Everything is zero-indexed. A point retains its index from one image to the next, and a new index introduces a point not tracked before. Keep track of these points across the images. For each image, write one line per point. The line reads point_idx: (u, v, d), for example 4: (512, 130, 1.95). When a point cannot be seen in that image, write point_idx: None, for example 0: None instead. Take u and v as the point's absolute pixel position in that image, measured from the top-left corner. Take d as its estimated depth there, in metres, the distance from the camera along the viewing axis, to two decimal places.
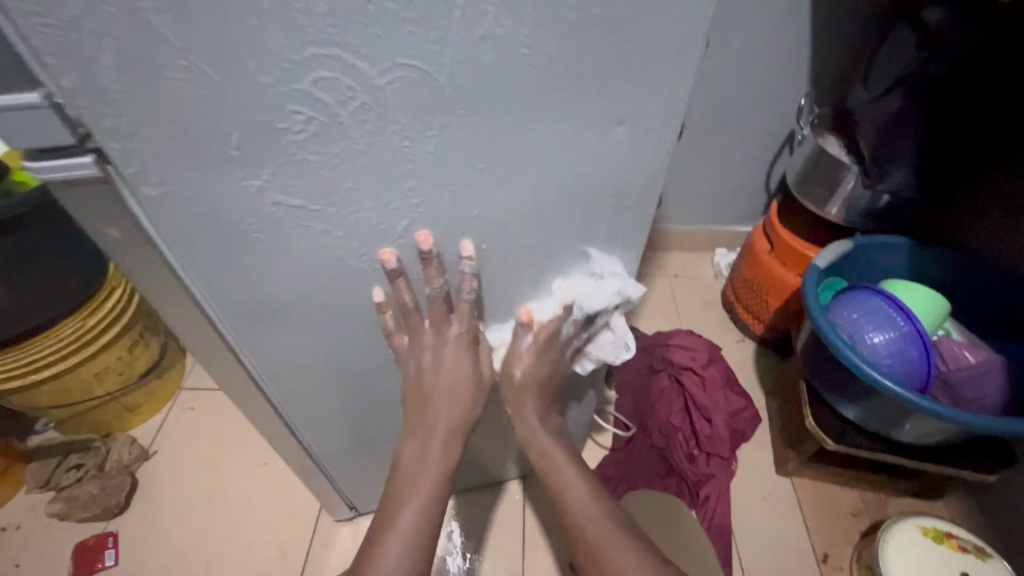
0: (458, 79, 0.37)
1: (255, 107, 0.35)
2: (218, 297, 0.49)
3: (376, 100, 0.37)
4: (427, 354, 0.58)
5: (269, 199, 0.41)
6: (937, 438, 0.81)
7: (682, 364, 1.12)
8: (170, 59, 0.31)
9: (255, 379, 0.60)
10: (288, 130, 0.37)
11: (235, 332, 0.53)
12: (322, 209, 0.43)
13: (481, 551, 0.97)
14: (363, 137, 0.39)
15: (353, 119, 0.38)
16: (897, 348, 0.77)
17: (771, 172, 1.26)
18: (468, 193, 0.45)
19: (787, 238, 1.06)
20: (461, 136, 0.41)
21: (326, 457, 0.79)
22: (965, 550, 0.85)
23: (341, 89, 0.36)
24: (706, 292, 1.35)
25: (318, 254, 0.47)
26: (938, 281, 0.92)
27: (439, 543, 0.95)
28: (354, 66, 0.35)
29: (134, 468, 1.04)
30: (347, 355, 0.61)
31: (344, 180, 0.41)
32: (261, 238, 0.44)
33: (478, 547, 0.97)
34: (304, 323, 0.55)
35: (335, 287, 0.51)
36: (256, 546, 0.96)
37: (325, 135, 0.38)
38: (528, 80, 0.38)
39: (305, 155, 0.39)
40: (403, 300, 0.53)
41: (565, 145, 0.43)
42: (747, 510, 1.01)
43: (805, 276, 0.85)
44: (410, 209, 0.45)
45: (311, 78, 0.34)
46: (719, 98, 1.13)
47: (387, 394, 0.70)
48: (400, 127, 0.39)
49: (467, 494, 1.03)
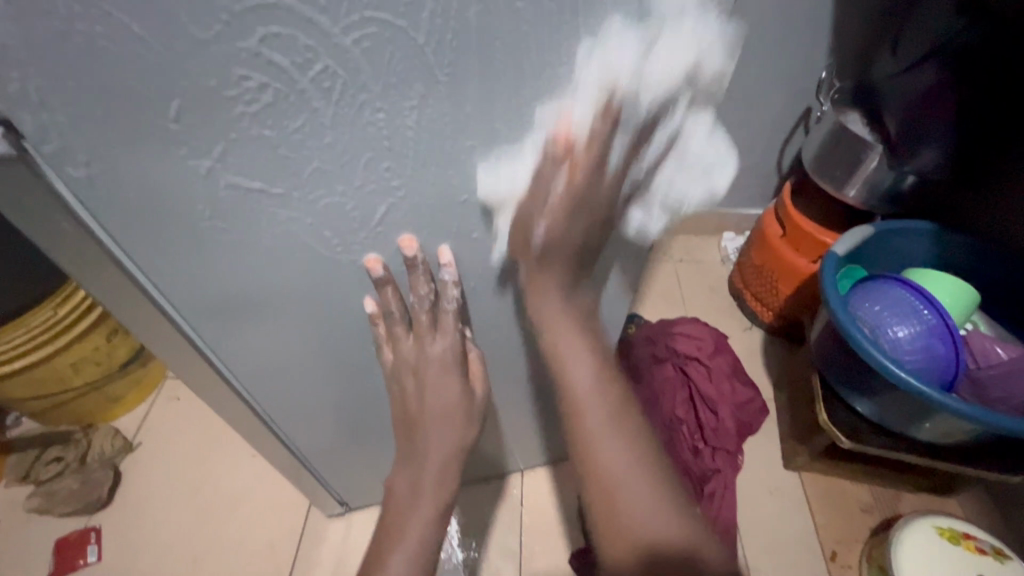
0: (439, 39, 0.31)
1: (195, 71, 0.29)
2: (176, 293, 0.43)
3: (342, 64, 0.31)
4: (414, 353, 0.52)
5: (222, 182, 0.35)
6: (959, 437, 0.76)
7: (687, 354, 1.07)
8: (80, 8, 0.25)
9: (229, 380, 0.55)
10: (237, 99, 0.31)
11: (201, 332, 0.48)
12: (286, 193, 0.37)
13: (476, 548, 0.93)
14: (329, 109, 0.33)
15: (315, 87, 0.32)
16: (922, 343, 0.71)
17: (784, 152, 1.19)
18: (456, 174, 0.40)
19: (802, 222, 1.00)
20: (446, 108, 0.35)
21: (311, 455, 0.74)
22: (983, 552, 0.81)
23: (298, 50, 0.30)
24: (713, 277, 1.30)
25: (287, 244, 0.42)
26: (964, 269, 0.86)
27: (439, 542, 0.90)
28: (311, 21, 0.29)
29: (117, 461, 1.00)
30: (328, 352, 0.56)
31: (310, 160, 0.36)
32: (218, 226, 0.38)
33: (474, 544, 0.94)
34: (277, 319, 0.49)
35: (309, 280, 0.46)
36: (243, 542, 0.92)
37: (282, 106, 0.32)
38: (522, 41, 0.32)
39: (260, 129, 0.33)
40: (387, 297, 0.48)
41: (566, 118, 0.38)
42: (753, 506, 0.97)
43: (823, 263, 0.80)
44: (389, 193, 0.40)
45: (259, 34, 0.28)
46: (731, 71, 1.05)
47: (374, 391, 0.65)
48: (373, 97, 0.33)
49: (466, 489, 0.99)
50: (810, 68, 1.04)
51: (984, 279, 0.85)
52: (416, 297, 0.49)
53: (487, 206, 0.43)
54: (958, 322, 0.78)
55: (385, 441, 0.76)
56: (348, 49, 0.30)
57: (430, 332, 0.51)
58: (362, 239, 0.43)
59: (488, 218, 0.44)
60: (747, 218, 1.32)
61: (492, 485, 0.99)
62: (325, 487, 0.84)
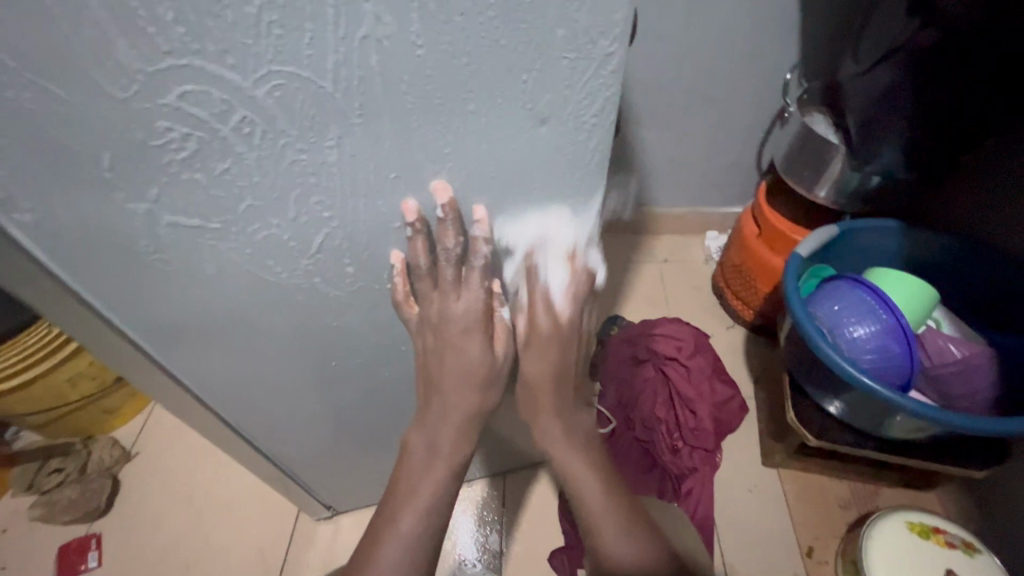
0: (346, 85, 0.34)
1: (120, 125, 0.32)
2: (139, 320, 0.46)
3: (258, 113, 0.33)
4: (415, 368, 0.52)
5: (162, 220, 0.38)
6: (923, 433, 0.78)
7: (666, 354, 1.09)
8: (5, 79, 0.28)
9: (200, 399, 0.57)
10: (164, 147, 0.34)
11: (170, 358, 0.51)
12: (224, 226, 0.40)
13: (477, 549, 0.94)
14: (252, 152, 0.36)
15: (236, 133, 0.34)
16: (879, 343, 0.73)
17: (762, 151, 1.20)
18: (384, 204, 0.42)
19: (775, 222, 1.01)
20: (364, 148, 0.37)
21: (290, 465, 0.77)
22: (952, 546, 0.82)
23: (213, 102, 0.32)
24: (696, 276, 1.30)
25: (232, 273, 0.44)
26: (932, 266, 0.87)
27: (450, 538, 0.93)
28: (220, 76, 0.31)
29: (116, 470, 1.04)
30: (290, 368, 0.58)
31: (242, 198, 0.38)
32: (164, 258, 0.41)
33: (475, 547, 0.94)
34: (238, 341, 0.52)
35: (261, 304, 0.49)
36: (235, 546, 0.96)
37: (207, 151, 0.35)
38: (427, 82, 0.35)
39: (190, 172, 0.36)
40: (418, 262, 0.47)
41: (482, 150, 0.40)
42: (731, 504, 0.98)
43: (786, 265, 0.81)
44: (323, 223, 0.42)
45: (175, 91, 0.31)
46: (703, 72, 1.07)
47: (344, 402, 0.68)
48: (293, 140, 0.36)
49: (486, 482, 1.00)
50: (780, 69, 1.06)
51: (950, 277, 0.86)
52: (443, 252, 0.46)
53: (426, 229, 0.45)
54: (915, 322, 0.79)
55: (361, 448, 0.79)
56: (262, 99, 0.33)
57: (454, 289, 0.48)
58: (304, 265, 0.46)
59: (433, 239, 0.46)
60: (728, 216, 1.33)
61: (470, 485, 1.00)
62: (309, 494, 0.87)
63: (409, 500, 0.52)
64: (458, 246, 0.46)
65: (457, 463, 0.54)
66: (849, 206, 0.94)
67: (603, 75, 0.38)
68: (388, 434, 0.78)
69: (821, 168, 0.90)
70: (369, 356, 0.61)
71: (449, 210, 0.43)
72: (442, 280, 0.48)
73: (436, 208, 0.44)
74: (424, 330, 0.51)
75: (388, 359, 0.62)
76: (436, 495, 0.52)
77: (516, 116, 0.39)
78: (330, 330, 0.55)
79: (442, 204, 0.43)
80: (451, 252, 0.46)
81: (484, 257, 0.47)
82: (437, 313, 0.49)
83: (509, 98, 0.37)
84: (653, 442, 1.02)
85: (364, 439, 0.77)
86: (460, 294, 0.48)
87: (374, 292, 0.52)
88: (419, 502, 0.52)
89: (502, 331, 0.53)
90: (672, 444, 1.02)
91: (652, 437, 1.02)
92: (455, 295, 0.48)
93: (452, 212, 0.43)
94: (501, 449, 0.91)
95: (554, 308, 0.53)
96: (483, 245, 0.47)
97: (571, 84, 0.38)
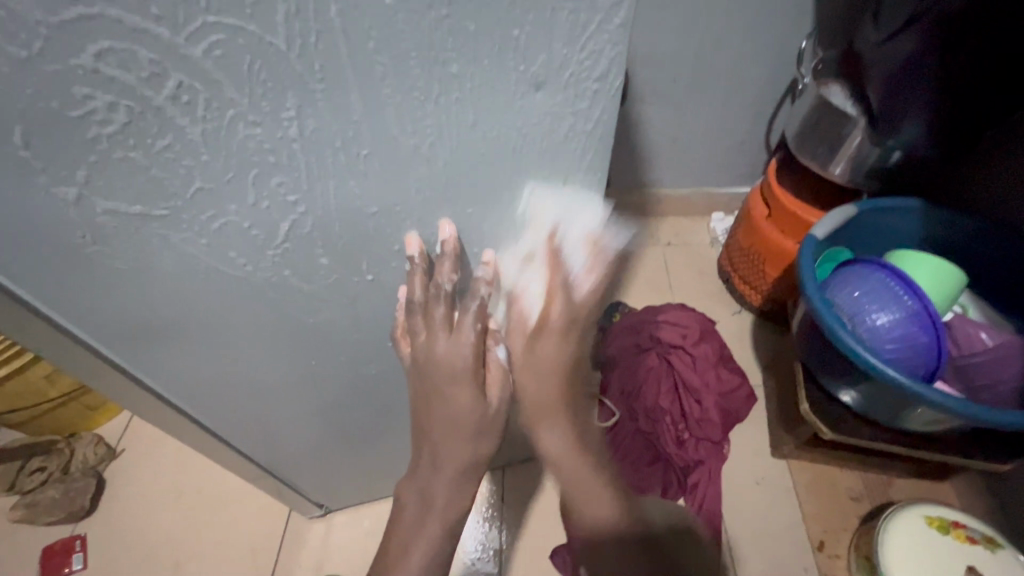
0: (301, 43, 0.28)
1: (28, 93, 0.26)
2: (91, 322, 0.41)
3: (197, 77, 0.28)
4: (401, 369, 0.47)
5: (97, 207, 0.33)
6: (946, 426, 0.73)
7: (671, 342, 1.04)
8: None
9: (171, 403, 0.52)
10: (86, 120, 0.28)
11: (132, 362, 0.46)
12: (172, 214, 0.35)
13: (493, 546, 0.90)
14: (196, 125, 0.30)
15: (173, 103, 0.29)
16: (902, 331, 0.68)
17: (771, 127, 1.14)
18: (358, 186, 0.37)
19: (787, 202, 0.96)
20: (329, 119, 0.32)
21: (276, 466, 0.73)
22: (973, 541, 0.79)
23: (139, 64, 0.27)
24: (701, 260, 1.25)
25: (189, 266, 0.39)
26: (956, 247, 0.81)
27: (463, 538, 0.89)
28: (145, 31, 0.26)
29: (100, 469, 1.00)
30: (266, 368, 0.53)
31: (191, 180, 0.33)
32: (106, 251, 0.36)
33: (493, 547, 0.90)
34: (205, 342, 0.47)
35: (226, 300, 0.44)
36: (226, 546, 0.92)
37: (140, 125, 0.29)
38: (399, 38, 0.29)
39: (123, 151, 0.30)
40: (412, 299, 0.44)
41: (469, 120, 0.35)
42: (739, 497, 0.95)
43: (801, 248, 0.76)
44: (288, 208, 0.37)
45: (91, 49, 0.26)
46: (711, 41, 1.00)
47: (328, 401, 0.63)
48: (244, 111, 0.30)
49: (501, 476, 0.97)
50: (792, 38, 0.99)
51: (972, 260, 0.81)
52: (438, 290, 0.44)
53: (426, 262, 0.44)
54: (943, 307, 0.74)
55: (352, 447, 0.75)
56: (200, 61, 0.27)
57: (442, 327, 0.44)
58: (271, 256, 0.41)
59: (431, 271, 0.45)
60: (735, 197, 1.27)
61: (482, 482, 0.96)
62: (299, 494, 0.83)
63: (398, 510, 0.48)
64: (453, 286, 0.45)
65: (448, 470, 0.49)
66: (866, 185, 0.88)
67: (608, 32, 0.33)
68: (379, 432, 0.73)
69: (837, 144, 0.84)
70: (352, 352, 0.56)
71: (451, 245, 0.43)
72: (430, 319, 0.44)
73: (436, 241, 0.44)
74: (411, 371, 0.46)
75: (374, 355, 0.57)
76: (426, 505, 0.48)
77: (507, 81, 0.33)
78: (307, 326, 0.50)
79: (446, 240, 0.43)
80: (446, 291, 0.44)
81: (480, 297, 0.45)
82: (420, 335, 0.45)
83: (497, 59, 0.32)
84: (658, 434, 0.97)
85: (355, 439, 0.73)
86: (449, 338, 0.44)
87: (354, 285, 0.47)
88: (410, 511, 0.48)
89: (497, 373, 0.47)
90: (678, 436, 0.98)
91: (656, 429, 0.98)
92: (445, 340, 0.44)
93: (453, 247, 0.44)
94: (500, 444, 0.87)
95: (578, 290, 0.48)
96: (484, 285, 0.46)
97: (570, 41, 0.32)
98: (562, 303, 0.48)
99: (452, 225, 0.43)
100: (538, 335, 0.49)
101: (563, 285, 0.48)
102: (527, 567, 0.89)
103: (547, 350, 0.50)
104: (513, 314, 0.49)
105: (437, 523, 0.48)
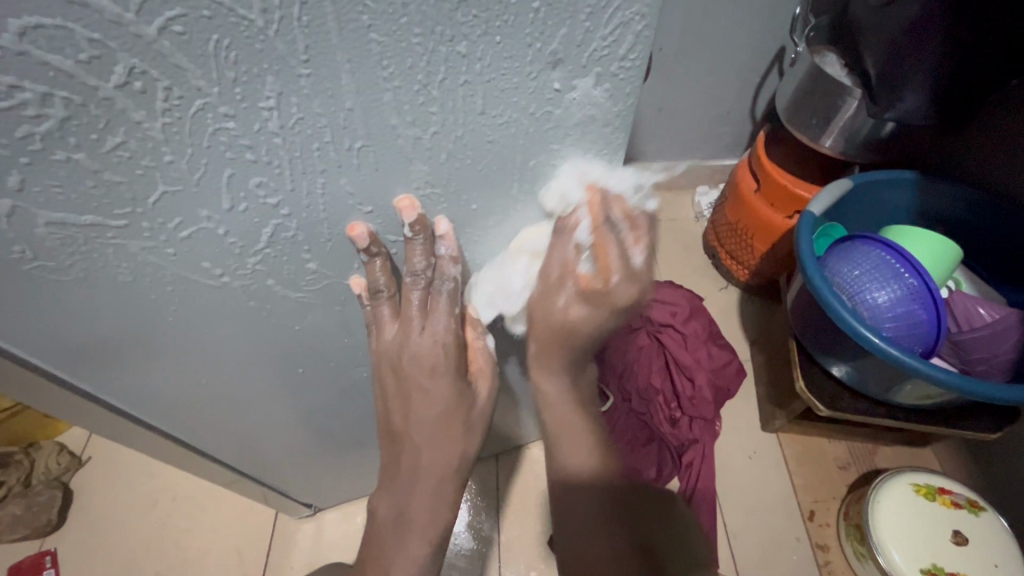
0: (280, 18, 0.23)
1: None
2: (39, 341, 0.35)
3: (154, 62, 0.23)
4: (397, 379, 0.43)
5: (38, 219, 0.27)
6: (936, 399, 0.74)
7: (661, 322, 1.02)
8: None
9: (137, 420, 0.46)
10: (14, 114, 0.23)
11: (88, 379, 0.40)
12: (132, 222, 0.30)
13: (480, 540, 0.88)
14: (155, 120, 0.25)
15: (128, 95, 0.24)
16: (903, 309, 0.69)
17: (758, 97, 1.11)
18: (350, 183, 0.32)
19: (776, 175, 0.94)
20: (319, 107, 0.27)
21: (258, 475, 0.68)
22: (958, 506, 0.82)
23: (79, 44, 0.21)
24: (687, 234, 1.22)
25: (151, 279, 0.34)
26: (947, 219, 0.82)
27: (458, 534, 0.87)
28: (83, 4, 0.21)
29: (65, 478, 0.93)
30: (245, 379, 0.48)
31: (155, 184, 0.28)
32: (50, 267, 0.30)
33: (479, 540, 0.88)
34: (178, 357, 0.42)
35: (204, 313, 0.39)
36: (209, 552, 0.88)
37: (84, 120, 0.24)
38: (399, 12, 0.25)
39: (65, 151, 0.25)
40: (378, 286, 0.39)
41: (479, 106, 0.30)
42: (732, 471, 0.95)
43: (799, 225, 0.74)
44: (269, 211, 0.32)
45: (14, 26, 0.20)
46: (701, 7, 0.95)
47: (313, 408, 0.58)
48: (214, 101, 0.25)
49: (480, 472, 0.94)
50: (783, 4, 0.95)
51: (965, 231, 0.81)
52: (411, 275, 0.39)
53: (383, 250, 0.38)
54: (941, 281, 0.75)
55: (343, 449, 0.71)
56: (155, 41, 0.22)
57: (426, 311, 0.40)
58: (251, 264, 0.36)
59: (395, 260, 0.40)
60: (720, 168, 1.24)
61: (472, 486, 0.92)
62: (289, 499, 0.79)
63: (404, 525, 0.45)
64: (428, 269, 0.39)
65: (452, 482, 0.45)
66: (858, 157, 0.87)
67: (637, 2, 0.29)
68: (369, 435, 0.69)
69: (832, 115, 0.82)
70: (341, 358, 0.52)
71: (418, 227, 0.36)
72: (408, 307, 0.40)
73: (403, 226, 0.37)
74: (393, 366, 0.43)
75: (363, 359, 0.53)
76: (436, 517, 0.45)
77: (521, 57, 0.29)
78: (292, 333, 0.45)
79: (410, 221, 0.36)
80: (420, 276, 0.39)
81: (452, 280, 0.40)
82: (411, 333, 0.40)
83: (513, 34, 0.27)
84: (651, 414, 0.96)
85: (344, 442, 0.69)
86: (426, 326, 0.40)
87: (343, 289, 0.42)
88: (417, 525, 0.45)
89: (483, 363, 0.46)
90: (671, 416, 0.97)
91: (650, 409, 0.96)
92: (421, 326, 0.40)
93: (422, 229, 0.36)
94: (494, 435, 0.85)
95: (626, 268, 0.42)
96: (451, 264, 0.39)
97: (595, 12, 0.28)
98: (616, 273, 0.42)
99: (448, 220, 0.38)
100: (593, 299, 0.43)
101: (619, 261, 0.42)
102: (526, 556, 0.87)
103: (598, 311, 0.44)
104: (565, 281, 0.42)
105: (439, 530, 0.45)
